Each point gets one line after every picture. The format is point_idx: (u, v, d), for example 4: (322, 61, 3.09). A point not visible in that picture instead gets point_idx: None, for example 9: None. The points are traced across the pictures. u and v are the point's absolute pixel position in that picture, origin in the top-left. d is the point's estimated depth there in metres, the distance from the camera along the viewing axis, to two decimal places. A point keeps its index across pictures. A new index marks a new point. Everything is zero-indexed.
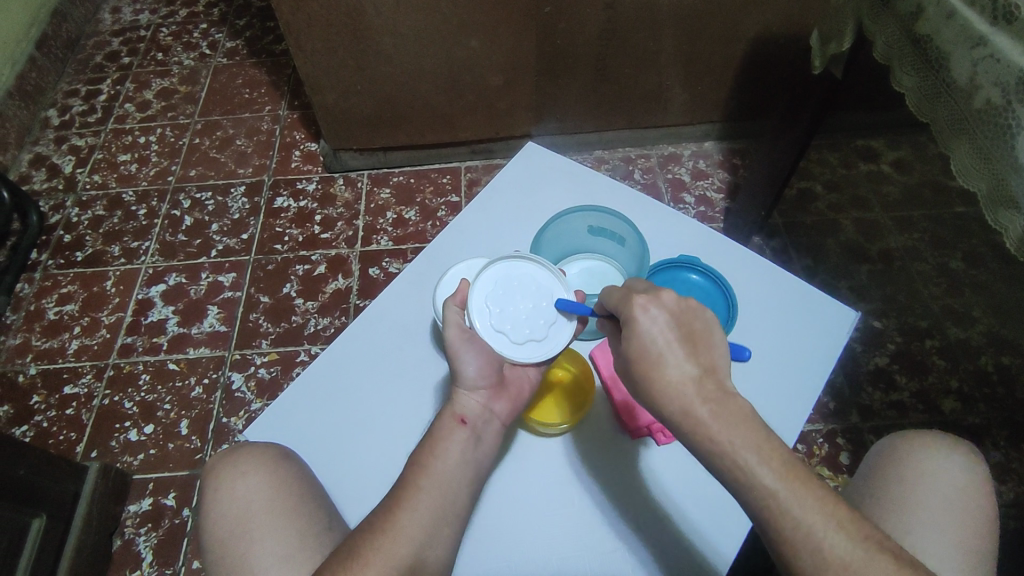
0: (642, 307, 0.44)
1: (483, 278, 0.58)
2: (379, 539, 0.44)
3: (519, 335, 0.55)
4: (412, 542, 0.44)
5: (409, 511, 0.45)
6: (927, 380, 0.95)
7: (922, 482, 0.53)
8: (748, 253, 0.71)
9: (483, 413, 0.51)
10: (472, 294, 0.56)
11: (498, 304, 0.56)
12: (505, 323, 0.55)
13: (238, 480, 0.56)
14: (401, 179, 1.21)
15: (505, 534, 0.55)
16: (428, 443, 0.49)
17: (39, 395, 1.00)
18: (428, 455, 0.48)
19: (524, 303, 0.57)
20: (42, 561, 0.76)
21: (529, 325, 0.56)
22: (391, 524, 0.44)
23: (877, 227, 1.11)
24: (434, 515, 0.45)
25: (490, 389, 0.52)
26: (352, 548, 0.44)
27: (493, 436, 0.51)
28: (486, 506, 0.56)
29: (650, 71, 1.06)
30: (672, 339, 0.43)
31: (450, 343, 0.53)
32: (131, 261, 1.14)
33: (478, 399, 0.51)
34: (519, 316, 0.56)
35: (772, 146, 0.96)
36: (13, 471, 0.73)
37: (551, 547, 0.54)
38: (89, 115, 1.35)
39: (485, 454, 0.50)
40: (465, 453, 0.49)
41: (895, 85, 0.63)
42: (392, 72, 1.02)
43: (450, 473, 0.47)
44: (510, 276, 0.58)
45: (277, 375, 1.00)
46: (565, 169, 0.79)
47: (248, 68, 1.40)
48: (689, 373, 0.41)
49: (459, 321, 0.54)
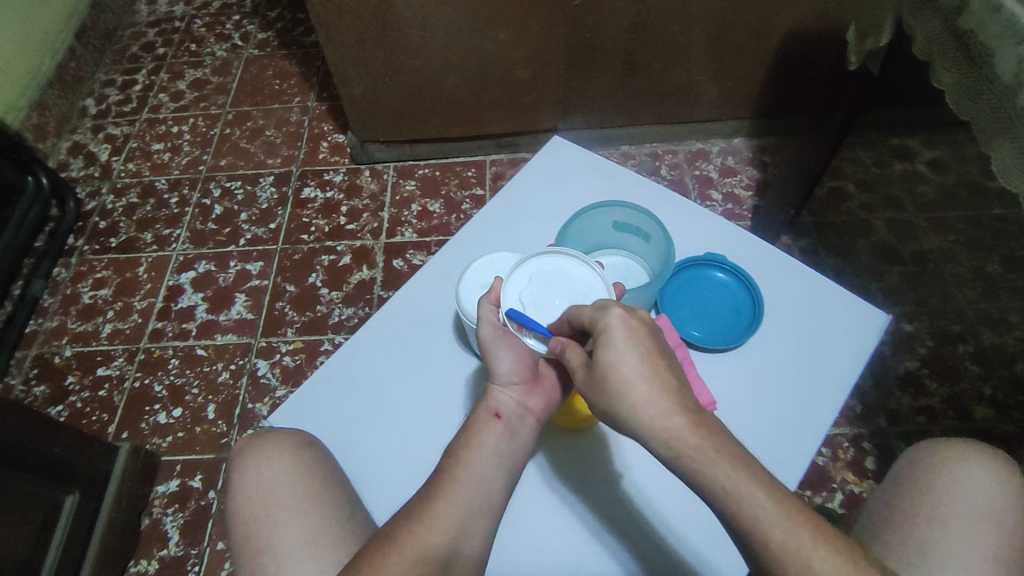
0: (620, 315, 0.44)
1: (516, 275, 0.56)
2: (415, 525, 0.45)
3: (556, 332, 0.52)
4: (447, 533, 0.44)
5: (446, 502, 0.46)
6: (959, 385, 0.93)
7: (950, 490, 0.52)
8: (776, 251, 0.70)
9: (518, 410, 0.51)
10: (506, 291, 0.55)
11: (531, 301, 0.54)
12: (539, 320, 0.53)
13: (263, 462, 0.57)
14: (426, 171, 1.21)
15: (533, 546, 0.55)
16: (463, 436, 0.49)
17: (74, 375, 1.04)
18: (465, 448, 0.49)
19: (560, 298, 0.54)
20: (74, 537, 0.79)
21: (564, 322, 0.53)
22: (428, 513, 0.45)
23: (910, 228, 1.08)
24: (470, 508, 0.46)
25: (525, 386, 0.52)
26: (388, 533, 0.45)
27: (529, 431, 0.51)
28: (511, 518, 0.56)
29: (679, 66, 1.05)
30: (649, 348, 0.43)
31: (485, 341, 0.54)
32: (163, 248, 1.17)
33: (512, 395, 0.52)
34: (555, 311, 0.53)
35: (803, 143, 0.94)
36: (48, 449, 0.76)
37: (579, 555, 0.54)
38: (125, 104, 1.38)
39: (520, 448, 0.50)
40: (499, 446, 0.49)
41: (936, 83, 0.61)
42: (420, 64, 1.02)
43: (486, 465, 0.47)
44: (543, 271, 0.56)
45: (301, 363, 1.01)
46: (591, 163, 0.78)
47: (278, 60, 1.42)
48: (674, 382, 0.42)
49: (493, 320, 0.54)
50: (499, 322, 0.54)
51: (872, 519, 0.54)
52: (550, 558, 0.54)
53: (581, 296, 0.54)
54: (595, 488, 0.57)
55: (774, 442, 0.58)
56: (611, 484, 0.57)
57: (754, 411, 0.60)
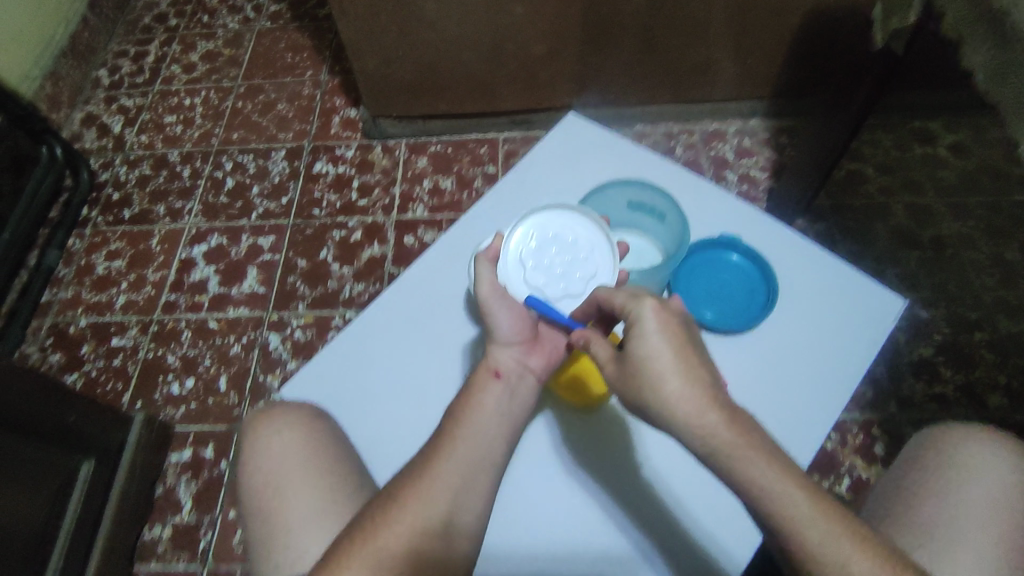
0: (655, 306, 0.44)
1: (519, 234, 0.58)
2: (417, 486, 0.45)
3: (554, 291, 0.57)
4: (448, 492, 0.45)
5: (447, 460, 0.46)
6: (973, 373, 0.92)
7: (962, 477, 0.52)
8: (792, 234, 0.69)
9: (517, 368, 0.52)
10: (507, 251, 0.57)
11: (534, 260, 0.57)
12: (539, 279, 0.57)
13: (273, 434, 0.58)
14: (439, 148, 1.20)
15: (531, 514, 0.56)
16: (464, 395, 0.50)
17: (89, 345, 1.05)
18: (465, 407, 0.49)
19: (560, 257, 0.58)
20: (90, 502, 0.80)
21: (564, 281, 0.57)
22: (428, 471, 0.46)
23: (929, 212, 1.06)
24: (472, 466, 0.46)
25: (524, 346, 0.53)
26: (390, 493, 0.45)
27: (528, 391, 0.52)
28: (510, 486, 0.57)
29: (697, 44, 1.02)
30: (682, 341, 0.43)
31: (484, 300, 0.54)
32: (175, 221, 1.17)
33: (512, 355, 0.52)
34: (554, 270, 0.57)
35: (823, 125, 0.92)
36: (64, 417, 0.77)
37: (577, 527, 0.55)
38: (138, 76, 1.37)
39: (519, 407, 0.51)
40: (500, 405, 0.50)
41: (964, 61, 0.59)
42: (433, 38, 1.01)
43: (487, 424, 0.48)
44: (544, 230, 0.59)
45: (313, 337, 1.02)
46: (605, 140, 0.77)
47: (291, 32, 1.40)
48: (706, 377, 0.42)
49: (492, 278, 0.54)
50: (498, 282, 0.55)
51: (880, 500, 0.54)
52: (547, 527, 0.55)
53: (578, 255, 0.58)
54: (594, 460, 0.58)
55: (785, 426, 0.58)
56: (615, 460, 0.58)
57: (763, 395, 0.60)
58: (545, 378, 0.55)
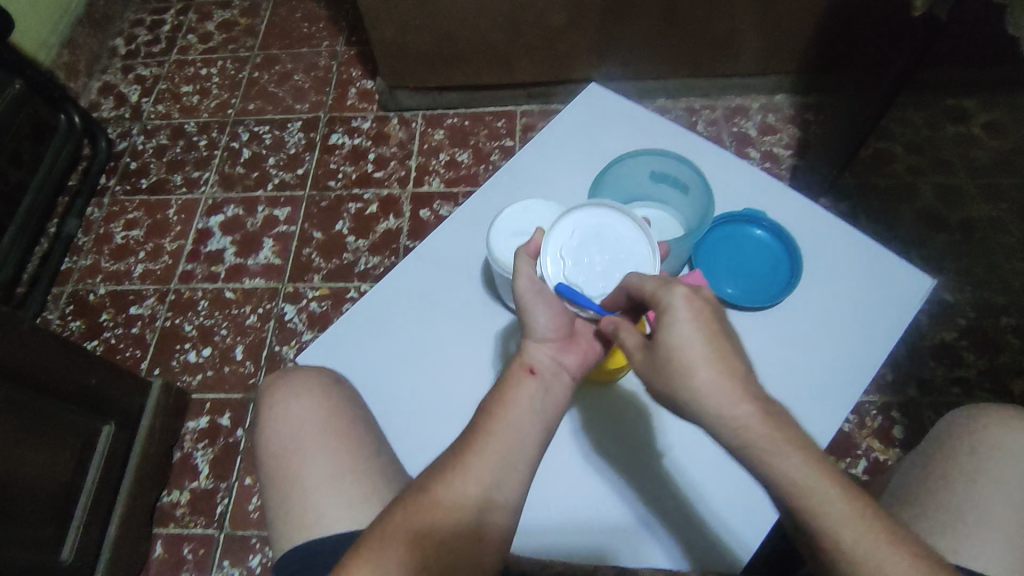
0: (685, 294, 0.42)
1: (559, 227, 0.54)
2: (449, 478, 0.44)
3: (592, 290, 0.52)
4: (481, 483, 0.44)
5: (479, 455, 0.45)
6: (997, 358, 0.90)
7: (994, 461, 0.50)
8: (818, 210, 0.67)
9: (553, 366, 0.49)
10: (547, 243, 0.53)
11: (573, 256, 0.53)
12: (578, 275, 0.52)
13: (292, 399, 0.58)
14: (456, 121, 1.19)
15: (573, 485, 0.56)
16: (498, 391, 0.48)
17: (108, 312, 1.06)
18: (499, 403, 0.47)
19: (601, 255, 0.53)
20: (110, 465, 0.82)
21: (603, 280, 0.52)
22: (459, 465, 0.45)
23: (957, 193, 1.03)
24: (506, 461, 0.45)
25: (560, 342, 0.51)
26: (421, 485, 0.45)
27: (563, 388, 0.49)
28: (551, 456, 0.57)
29: (723, 15, 0.99)
30: (712, 331, 0.42)
31: (521, 294, 0.51)
32: (192, 191, 1.17)
33: (547, 351, 0.50)
34: (595, 268, 0.53)
35: (852, 100, 0.89)
36: (84, 381, 0.78)
37: (605, 501, 0.55)
38: (154, 45, 1.37)
39: (555, 405, 0.48)
40: (534, 402, 0.47)
41: (1010, 28, 0.57)
42: (452, 6, 0.99)
43: (521, 421, 0.46)
44: (588, 225, 0.54)
45: (328, 309, 1.02)
46: (627, 112, 0.76)
47: (307, 2, 1.38)
48: (737, 369, 0.41)
49: (530, 273, 0.52)
50: (537, 277, 0.52)
51: (908, 479, 0.53)
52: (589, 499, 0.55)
53: (621, 254, 0.54)
54: (630, 431, 0.58)
55: (806, 405, 0.57)
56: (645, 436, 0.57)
57: (783, 372, 0.59)
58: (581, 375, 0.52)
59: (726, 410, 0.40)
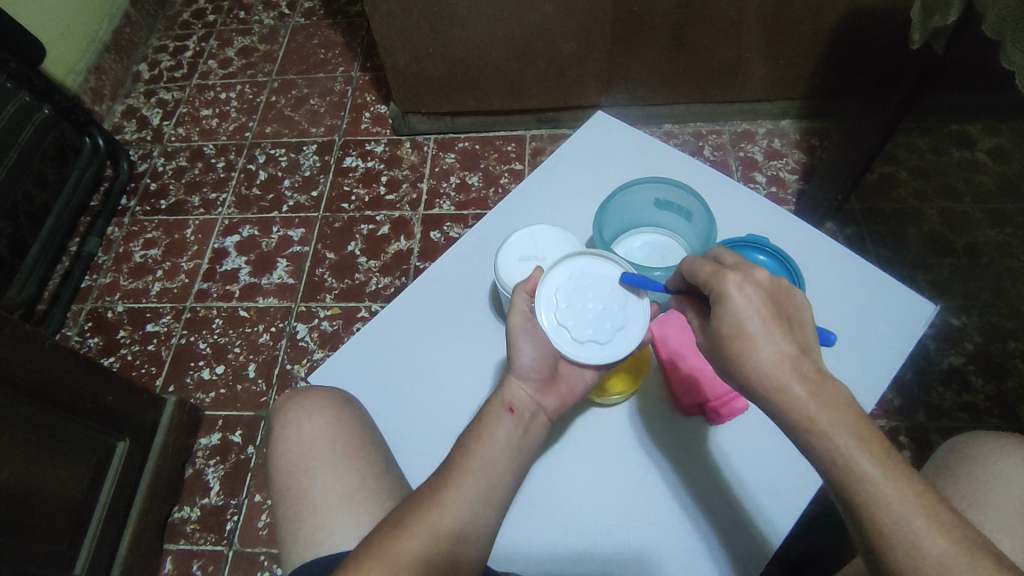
0: (741, 278, 0.42)
1: (559, 268, 0.55)
2: (426, 512, 0.47)
3: (580, 335, 0.52)
4: (458, 516, 0.47)
5: (456, 491, 0.48)
6: (1007, 383, 0.90)
7: (995, 485, 0.51)
8: (821, 237, 0.68)
9: (531, 405, 0.53)
10: (544, 281, 0.55)
11: (567, 299, 0.54)
12: (570, 318, 0.53)
13: (304, 418, 0.60)
14: (466, 145, 1.22)
15: (559, 498, 0.57)
16: (476, 428, 0.51)
17: (125, 330, 1.09)
18: (476, 439, 0.51)
19: (595, 302, 0.53)
20: (124, 480, 0.84)
21: (593, 326, 0.53)
22: (436, 499, 0.48)
23: (963, 218, 1.03)
24: (480, 497, 0.48)
25: (541, 382, 0.53)
26: (400, 518, 0.47)
27: (539, 427, 0.53)
28: (556, 473, 0.58)
29: (729, 43, 1.01)
30: (767, 316, 0.41)
31: (512, 328, 0.54)
32: (209, 212, 1.20)
33: (527, 390, 0.53)
34: (587, 313, 0.53)
35: (855, 126, 0.91)
36: (102, 397, 0.80)
37: (607, 517, 0.56)
38: (176, 70, 1.41)
39: (529, 443, 0.52)
40: (511, 439, 0.51)
41: (1005, 62, 0.58)
42: (463, 36, 1.02)
43: (496, 459, 0.50)
44: (586, 272, 0.55)
45: (339, 328, 1.04)
46: (633, 139, 0.78)
47: (324, 29, 1.43)
48: (790, 351, 0.40)
49: (524, 308, 0.54)
50: (531, 313, 0.54)
51: None
52: (572, 513, 0.56)
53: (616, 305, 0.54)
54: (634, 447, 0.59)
55: None
56: (648, 454, 0.58)
57: None
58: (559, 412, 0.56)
59: (783, 391, 0.39)
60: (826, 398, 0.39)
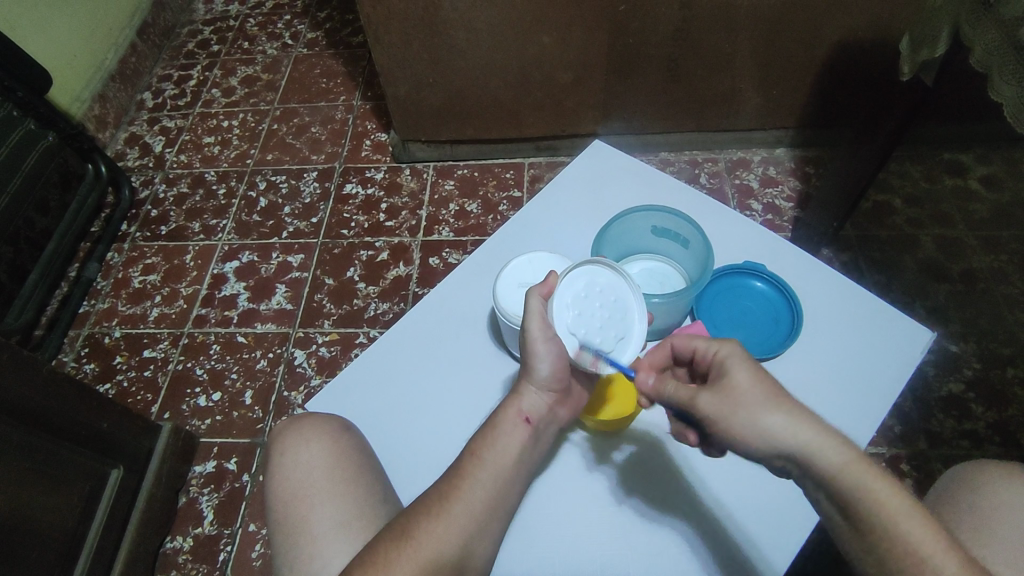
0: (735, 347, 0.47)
1: (571, 276, 0.56)
2: (431, 522, 0.46)
3: (589, 342, 0.53)
4: (463, 528, 0.46)
5: (463, 500, 0.47)
6: (1008, 411, 0.89)
7: (996, 513, 0.50)
8: (817, 263, 0.69)
9: (547, 414, 0.53)
10: (559, 288, 0.55)
11: (578, 307, 0.54)
12: (580, 325, 0.53)
13: (302, 445, 0.59)
14: (465, 172, 1.23)
15: (550, 527, 0.56)
16: (488, 433, 0.51)
17: (122, 356, 1.08)
18: (486, 446, 0.50)
19: (602, 311, 0.54)
20: (116, 508, 0.82)
21: (600, 334, 0.53)
22: (442, 509, 0.47)
23: (959, 245, 1.04)
24: (487, 507, 0.48)
25: (558, 394, 0.54)
26: (403, 527, 0.47)
27: (550, 436, 0.54)
28: (552, 492, 0.58)
29: (723, 74, 1.04)
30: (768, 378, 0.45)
31: (533, 337, 0.52)
32: (209, 238, 1.21)
33: (545, 400, 0.53)
34: (594, 321, 0.54)
35: (850, 155, 0.92)
36: (97, 424, 0.79)
37: (602, 537, 0.56)
38: (180, 99, 1.43)
39: (539, 452, 0.52)
40: (523, 449, 0.51)
41: (992, 94, 0.59)
42: (464, 66, 1.04)
43: (506, 467, 0.50)
44: (594, 281, 0.55)
45: (337, 354, 1.04)
46: (631, 168, 0.79)
47: (326, 59, 1.46)
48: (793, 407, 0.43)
49: (542, 316, 0.53)
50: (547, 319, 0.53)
51: None
52: (563, 538, 0.56)
53: (619, 314, 0.54)
54: (632, 469, 0.59)
55: None
56: (646, 476, 0.58)
57: None
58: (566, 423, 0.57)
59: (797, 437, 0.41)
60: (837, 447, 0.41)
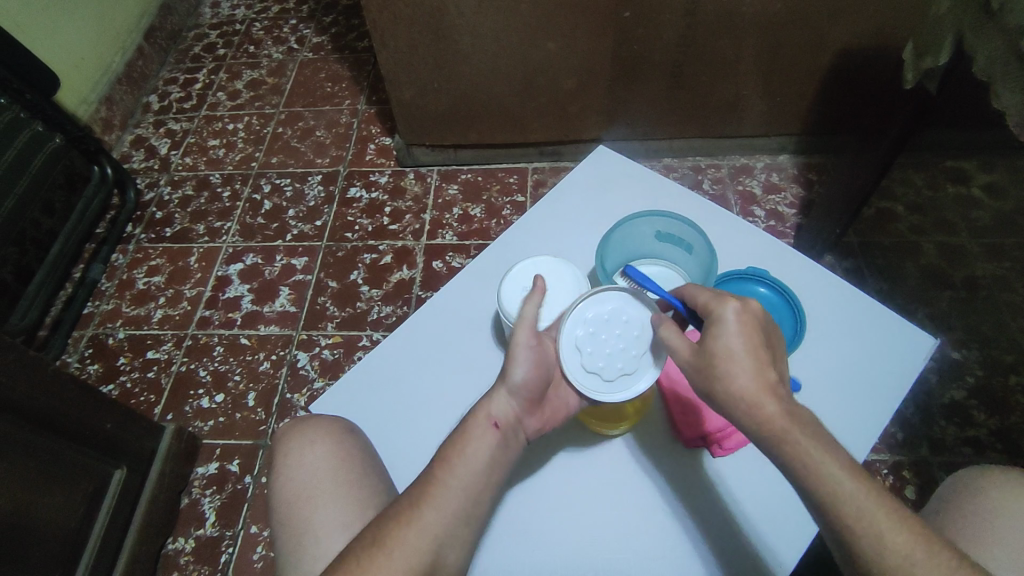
0: (735, 308, 0.46)
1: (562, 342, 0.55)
2: (401, 531, 0.46)
3: (630, 370, 0.53)
4: (432, 537, 0.46)
5: (433, 508, 0.47)
6: (1010, 418, 0.90)
7: (999, 520, 0.50)
8: (820, 271, 0.69)
9: (514, 423, 0.53)
10: (566, 364, 0.54)
11: (594, 359, 0.54)
12: (589, 343, 0.54)
13: (306, 446, 0.59)
14: (469, 176, 1.24)
15: (534, 523, 0.57)
16: (457, 439, 0.51)
17: (125, 357, 1.09)
18: (455, 452, 0.50)
19: (608, 339, 0.54)
20: (119, 509, 0.82)
21: (624, 357, 0.54)
22: (414, 517, 0.47)
23: (961, 252, 1.04)
24: (456, 516, 0.47)
25: (528, 403, 0.54)
26: (375, 537, 0.46)
27: (519, 444, 0.53)
28: (544, 490, 0.59)
29: (726, 80, 1.04)
30: (755, 345, 0.45)
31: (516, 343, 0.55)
32: (214, 240, 1.21)
33: (513, 408, 0.53)
34: (613, 354, 0.54)
35: (853, 162, 0.92)
36: (101, 425, 0.79)
37: (591, 535, 0.57)
38: (186, 101, 1.44)
39: (508, 459, 0.52)
40: (492, 457, 0.50)
41: (995, 102, 0.60)
42: (469, 71, 1.04)
43: (476, 474, 0.49)
44: (578, 325, 0.55)
45: (340, 357, 1.04)
46: (633, 173, 0.79)
47: (331, 63, 1.47)
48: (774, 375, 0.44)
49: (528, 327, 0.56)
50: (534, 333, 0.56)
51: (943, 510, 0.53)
52: (555, 534, 0.57)
53: (619, 326, 0.55)
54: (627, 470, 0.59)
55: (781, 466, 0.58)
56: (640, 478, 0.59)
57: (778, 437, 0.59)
58: (539, 433, 0.56)
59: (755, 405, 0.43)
60: (801, 420, 0.43)
